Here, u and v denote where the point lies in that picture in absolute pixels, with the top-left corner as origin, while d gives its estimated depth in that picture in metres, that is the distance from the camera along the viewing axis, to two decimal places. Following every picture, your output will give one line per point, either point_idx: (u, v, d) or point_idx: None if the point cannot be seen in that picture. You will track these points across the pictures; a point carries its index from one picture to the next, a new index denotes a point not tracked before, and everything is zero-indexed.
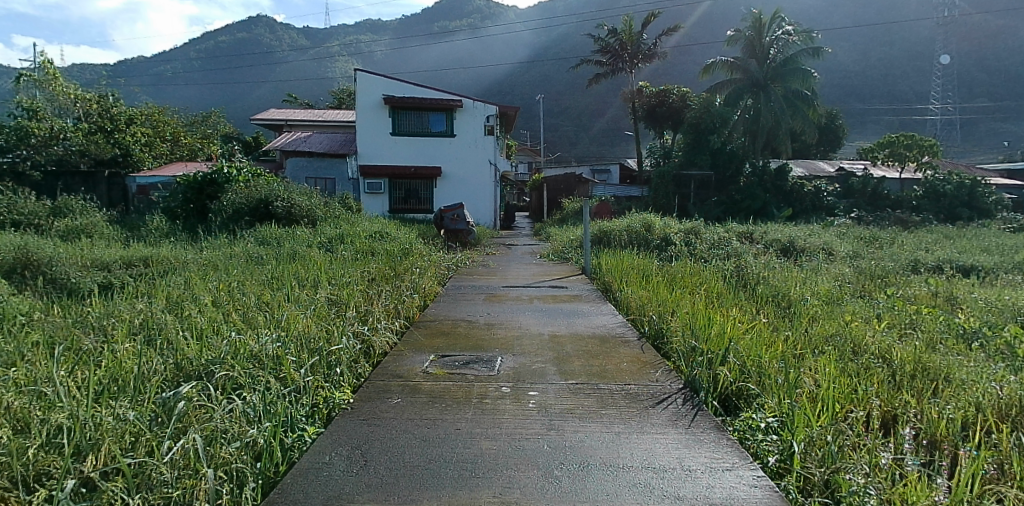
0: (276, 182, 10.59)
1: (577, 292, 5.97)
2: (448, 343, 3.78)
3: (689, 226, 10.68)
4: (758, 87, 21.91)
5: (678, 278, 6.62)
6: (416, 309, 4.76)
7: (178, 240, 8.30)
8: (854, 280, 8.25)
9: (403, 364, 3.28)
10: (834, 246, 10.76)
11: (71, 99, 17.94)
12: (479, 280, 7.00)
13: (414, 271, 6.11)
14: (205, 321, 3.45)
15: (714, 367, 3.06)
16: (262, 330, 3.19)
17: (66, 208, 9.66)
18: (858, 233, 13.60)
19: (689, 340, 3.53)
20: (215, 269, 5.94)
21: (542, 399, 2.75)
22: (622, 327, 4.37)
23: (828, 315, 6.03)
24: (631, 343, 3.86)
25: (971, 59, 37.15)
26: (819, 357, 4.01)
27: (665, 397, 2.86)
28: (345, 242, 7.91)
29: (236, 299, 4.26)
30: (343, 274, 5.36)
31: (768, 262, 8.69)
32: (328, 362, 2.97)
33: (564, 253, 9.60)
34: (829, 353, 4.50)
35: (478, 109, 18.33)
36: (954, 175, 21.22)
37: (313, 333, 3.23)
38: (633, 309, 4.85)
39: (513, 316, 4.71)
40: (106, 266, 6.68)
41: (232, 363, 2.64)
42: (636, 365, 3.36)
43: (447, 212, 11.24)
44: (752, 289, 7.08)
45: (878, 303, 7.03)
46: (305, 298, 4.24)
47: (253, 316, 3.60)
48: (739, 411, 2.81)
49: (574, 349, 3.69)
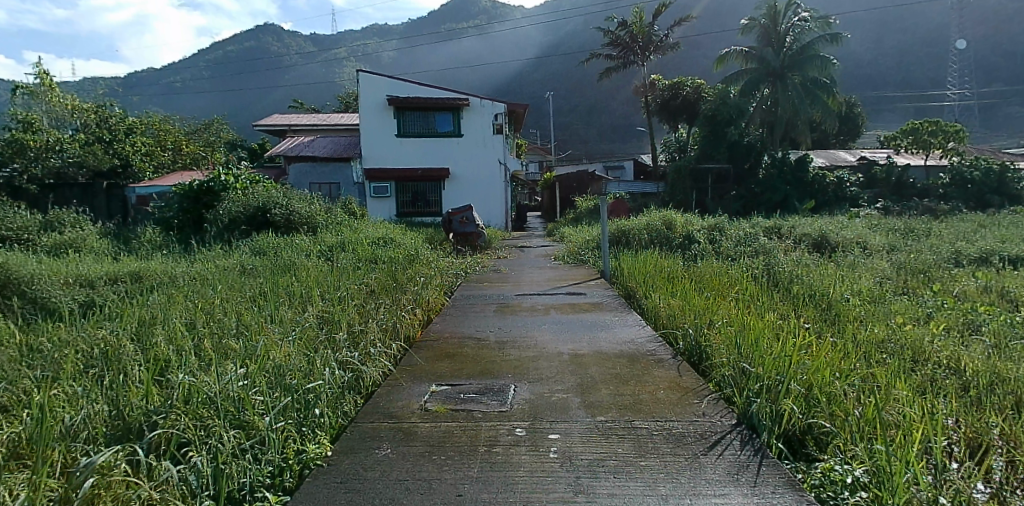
0: (273, 189, 10.19)
1: (597, 300, 5.45)
2: (452, 368, 3.25)
3: (712, 222, 10.06)
4: (774, 76, 21.11)
5: (706, 279, 6.05)
6: (417, 327, 4.22)
7: (170, 253, 7.88)
8: (894, 276, 7.62)
9: (397, 398, 2.76)
10: (870, 239, 10.07)
11: (68, 110, 18.21)
12: (490, 287, 6.45)
13: (418, 281, 5.56)
14: (172, 353, 2.97)
15: (771, 394, 2.53)
16: (233, 364, 2.70)
17: (57, 222, 9.37)
18: (891, 224, 12.84)
19: (737, 358, 2.99)
20: (202, 285, 5.47)
21: (565, 447, 2.21)
22: (652, 343, 3.80)
23: (875, 316, 5.45)
24: (666, 363, 3.30)
25: (990, 42, 36.08)
26: (883, 373, 3.44)
27: (716, 439, 2.31)
28: (346, 250, 7.49)
29: (213, 321, 3.78)
30: (337, 288, 4.85)
31: (800, 258, 8.10)
32: (305, 402, 2.45)
33: (581, 254, 9.10)
34: (889, 364, 3.93)
35: (486, 108, 17.79)
36: (981, 160, 20.24)
37: (292, 365, 2.74)
38: (662, 321, 4.29)
39: (528, 331, 4.18)
40: (91, 283, 6.26)
41: (181, 412, 2.14)
42: (675, 393, 2.81)
43: (456, 214, 10.69)
44: (786, 289, 6.51)
45: (927, 301, 6.41)
46: (293, 318, 3.75)
47: (227, 344, 3.13)
48: (810, 455, 2.26)
49: (600, 373, 3.13)
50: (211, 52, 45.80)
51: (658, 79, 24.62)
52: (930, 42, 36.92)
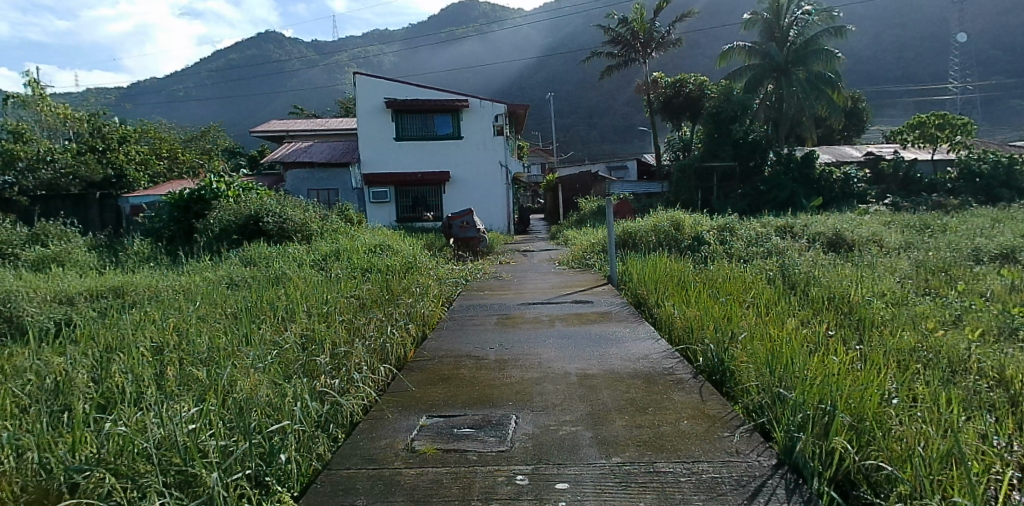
0: (266, 196, 9.88)
1: (605, 309, 5.06)
2: (447, 395, 2.88)
3: (721, 222, 9.68)
4: (779, 72, 20.73)
5: (721, 284, 5.66)
6: (411, 346, 3.85)
7: (158, 264, 7.58)
8: (914, 275, 7.23)
9: (380, 436, 2.41)
10: (886, 236, 9.69)
11: (60, 118, 17.90)
12: (490, 297, 6.08)
13: (415, 292, 5.19)
14: (127, 387, 2.64)
15: (815, 428, 2.17)
16: (188, 401, 2.37)
17: (43, 234, 9.03)
18: (907, 220, 12.38)
19: (771, 381, 2.63)
20: (182, 301, 5.14)
21: (575, 501, 1.85)
22: (670, 359, 3.42)
23: (902, 320, 5.05)
24: (687, 386, 2.93)
25: (991, 35, 35.71)
26: (927, 392, 3.03)
27: (757, 488, 1.95)
28: (341, 258, 7.16)
29: (185, 345, 3.45)
30: (325, 301, 4.51)
31: (816, 259, 7.69)
32: (269, 447, 2.09)
33: (586, 259, 8.69)
34: (924, 376, 3.52)
35: (486, 109, 17.44)
36: (989, 153, 19.89)
37: (259, 398, 2.39)
38: (678, 335, 3.90)
39: (532, 347, 3.81)
40: (70, 300, 5.91)
41: (110, 469, 1.82)
42: (701, 424, 2.44)
43: (455, 219, 10.39)
44: (804, 293, 6.12)
45: (953, 303, 5.97)
46: (271, 341, 3.39)
47: (191, 373, 2.81)
48: (865, 501, 1.91)
49: (613, 398, 2.76)
50: (211, 61, 45.78)
51: (660, 77, 24.26)
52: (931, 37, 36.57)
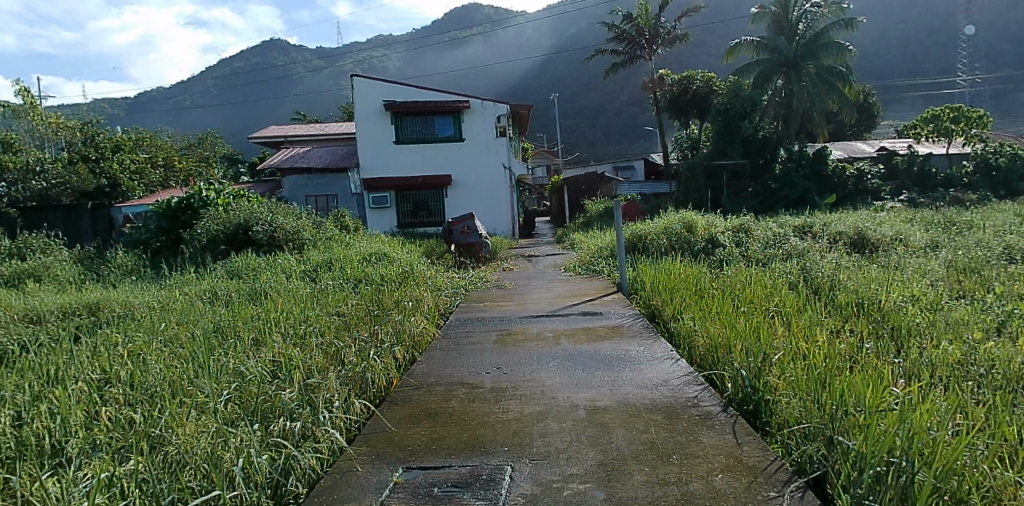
0: (256, 203, 9.47)
1: (616, 323, 4.58)
2: (429, 438, 2.42)
3: (735, 223, 9.17)
4: (789, 67, 20.16)
5: (741, 291, 5.17)
6: (395, 372, 3.40)
7: (141, 278, 7.19)
8: (945, 277, 6.72)
9: (344, 499, 1.95)
10: (911, 235, 9.17)
11: (53, 128, 17.85)
12: (490, 308, 5.65)
13: (406, 306, 4.76)
14: (44, 437, 2.19)
15: (890, 494, 1.71)
16: (108, 459, 1.93)
17: (26, 248, 8.74)
18: (929, 218, 11.79)
19: (821, 422, 2.16)
20: (149, 320, 4.70)
21: None
22: (691, 386, 2.95)
23: (941, 328, 4.53)
24: (716, 422, 2.47)
25: (998, 28, 35.00)
26: (998, 418, 2.51)
27: None
28: (333, 268, 6.76)
29: (134, 376, 2.99)
30: (304, 320, 4.09)
31: (838, 262, 7.16)
32: None
33: (593, 264, 8.23)
34: (985, 398, 2.97)
35: (489, 109, 17.06)
36: (1006, 147, 19.30)
37: (195, 456, 1.93)
38: (699, 356, 3.44)
39: (532, 373, 3.32)
40: (40, 318, 5.49)
41: None
42: (738, 480, 1.98)
43: (456, 224, 9.94)
44: (829, 298, 5.61)
45: (992, 307, 5.42)
46: (234, 370, 2.93)
47: (127, 415, 2.36)
48: None
49: (629, 441, 2.30)
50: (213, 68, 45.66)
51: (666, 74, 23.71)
52: (937, 31, 35.95)
